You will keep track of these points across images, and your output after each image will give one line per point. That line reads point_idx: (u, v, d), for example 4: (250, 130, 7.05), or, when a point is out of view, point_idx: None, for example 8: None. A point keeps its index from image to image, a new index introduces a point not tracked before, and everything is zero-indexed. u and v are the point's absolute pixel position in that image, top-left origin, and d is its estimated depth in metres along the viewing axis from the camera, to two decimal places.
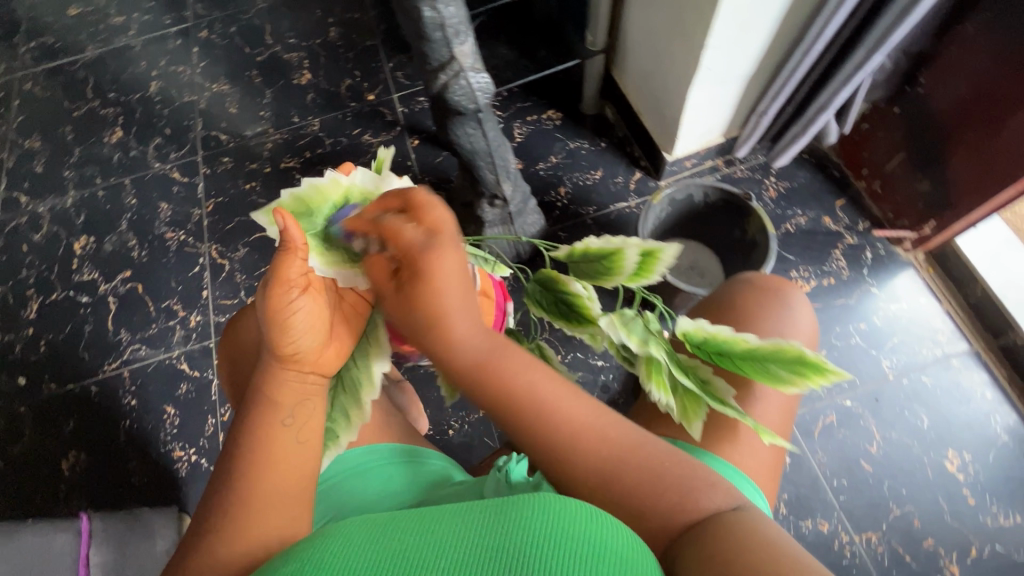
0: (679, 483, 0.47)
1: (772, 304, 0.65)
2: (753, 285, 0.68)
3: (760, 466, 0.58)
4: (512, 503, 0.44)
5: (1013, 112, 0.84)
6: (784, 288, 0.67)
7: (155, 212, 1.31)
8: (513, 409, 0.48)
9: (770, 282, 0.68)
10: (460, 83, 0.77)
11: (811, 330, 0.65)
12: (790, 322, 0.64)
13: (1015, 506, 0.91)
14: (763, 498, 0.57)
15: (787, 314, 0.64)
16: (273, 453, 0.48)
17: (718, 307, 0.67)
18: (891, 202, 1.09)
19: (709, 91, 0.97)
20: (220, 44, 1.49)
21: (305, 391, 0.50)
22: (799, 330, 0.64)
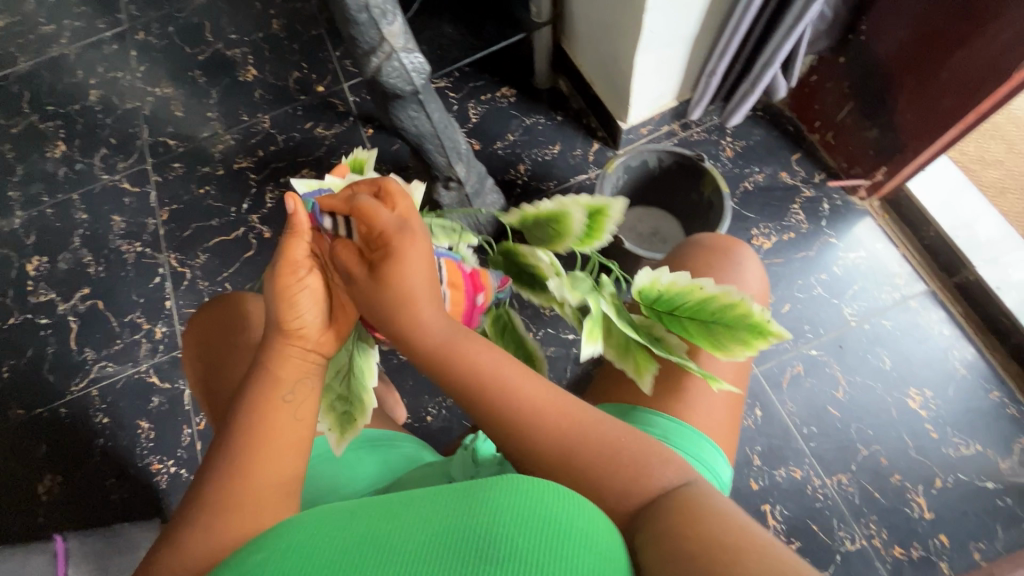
0: (634, 460, 0.46)
1: (723, 264, 0.66)
2: (704, 246, 0.68)
3: (717, 420, 0.59)
4: (481, 484, 0.42)
5: (951, 53, 0.84)
6: (734, 247, 0.67)
7: (108, 225, 1.28)
8: (474, 390, 0.46)
9: (720, 242, 0.68)
10: (393, 64, 0.76)
11: (760, 287, 0.67)
12: (740, 282, 0.65)
13: (974, 435, 0.95)
14: (722, 454, 0.59)
15: (738, 274, 0.65)
16: (259, 436, 0.46)
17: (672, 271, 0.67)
18: (844, 152, 1.10)
19: (656, 55, 0.97)
20: (159, 46, 1.44)
21: (306, 368, 0.48)
22: (749, 289, 0.65)
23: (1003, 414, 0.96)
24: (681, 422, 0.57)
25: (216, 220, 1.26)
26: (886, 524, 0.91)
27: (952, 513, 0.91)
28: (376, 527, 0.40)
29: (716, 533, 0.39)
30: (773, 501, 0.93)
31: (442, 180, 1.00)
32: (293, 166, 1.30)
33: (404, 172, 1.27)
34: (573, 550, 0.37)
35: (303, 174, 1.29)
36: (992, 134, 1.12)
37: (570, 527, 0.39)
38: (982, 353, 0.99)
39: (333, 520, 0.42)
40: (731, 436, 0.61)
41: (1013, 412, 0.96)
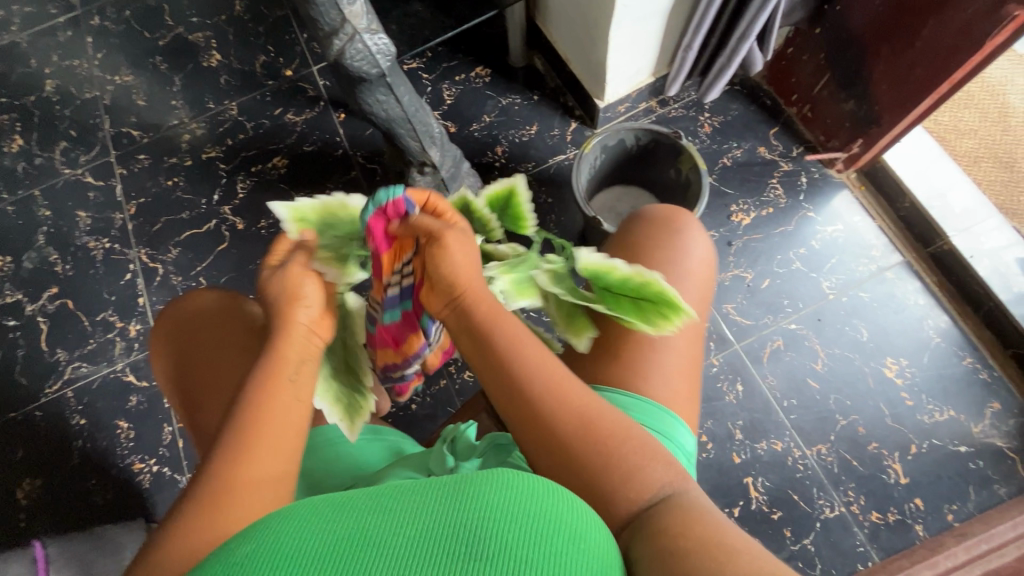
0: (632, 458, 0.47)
1: (672, 237, 0.65)
2: (654, 220, 0.67)
3: (677, 394, 0.60)
4: (473, 477, 0.41)
5: (925, 21, 0.84)
6: (684, 219, 0.67)
7: (73, 221, 1.23)
8: (495, 363, 0.48)
9: (670, 214, 0.67)
10: (356, 46, 0.73)
11: (706, 254, 0.66)
12: (682, 251, 0.64)
13: (948, 402, 0.97)
14: (686, 428, 0.59)
15: (682, 243, 0.65)
16: (261, 421, 0.44)
17: (627, 248, 0.66)
18: (821, 125, 1.10)
19: (631, 30, 0.95)
20: (117, 31, 1.37)
21: (307, 351, 0.48)
22: (693, 256, 0.64)
23: (975, 378, 0.98)
24: (637, 397, 0.57)
25: (186, 213, 1.22)
26: (864, 491, 0.93)
27: (927, 477, 0.93)
28: (367, 519, 0.39)
29: (715, 539, 0.40)
30: (755, 473, 0.95)
31: (416, 165, 0.97)
32: (264, 155, 1.26)
33: (379, 157, 1.24)
34: (564, 548, 0.37)
35: (275, 162, 1.25)
36: (965, 102, 1.13)
37: (560, 523, 0.39)
38: (954, 320, 1.01)
39: (322, 513, 0.40)
40: (691, 404, 0.61)
41: (984, 376, 0.98)
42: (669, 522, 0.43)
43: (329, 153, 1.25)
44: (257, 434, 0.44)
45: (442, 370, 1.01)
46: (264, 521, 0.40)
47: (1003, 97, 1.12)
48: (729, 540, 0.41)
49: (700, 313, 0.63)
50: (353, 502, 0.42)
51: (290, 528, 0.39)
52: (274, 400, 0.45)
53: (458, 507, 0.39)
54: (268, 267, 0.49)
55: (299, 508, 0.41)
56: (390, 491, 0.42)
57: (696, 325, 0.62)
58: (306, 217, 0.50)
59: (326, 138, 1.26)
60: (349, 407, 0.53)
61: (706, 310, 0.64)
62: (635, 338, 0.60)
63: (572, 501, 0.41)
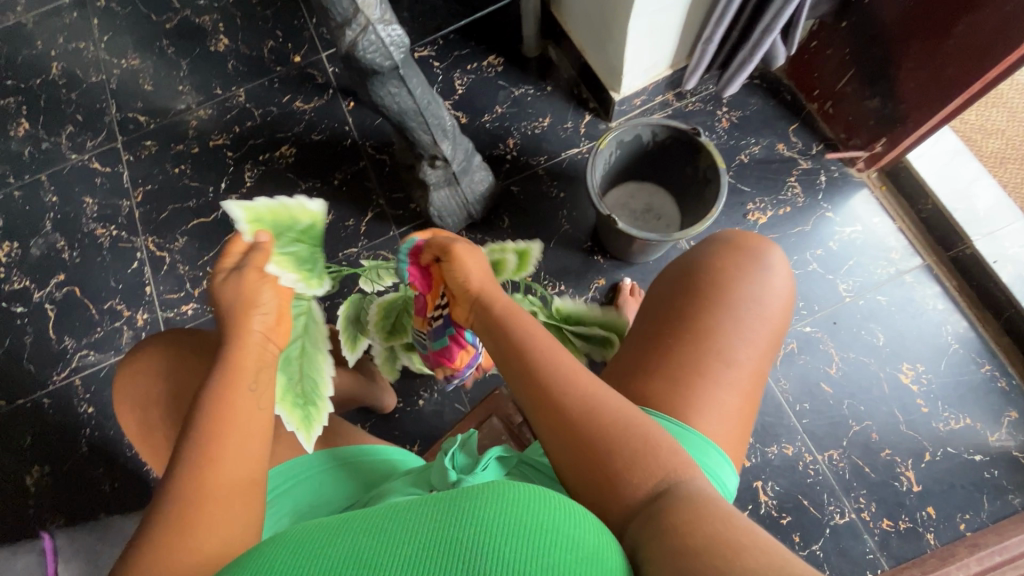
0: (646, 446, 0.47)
1: (749, 265, 0.62)
2: (731, 245, 0.64)
3: (730, 432, 0.56)
4: (467, 492, 0.40)
5: (959, 18, 0.81)
6: (763, 250, 0.64)
7: (80, 208, 1.22)
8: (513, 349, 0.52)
9: (749, 242, 0.64)
10: (369, 38, 0.71)
11: (787, 293, 0.62)
12: (767, 288, 0.61)
13: (965, 409, 0.95)
14: (732, 470, 0.55)
15: (764, 278, 0.62)
16: (220, 426, 0.43)
17: (696, 268, 0.63)
18: (843, 122, 1.07)
19: (651, 22, 0.92)
20: (123, 13, 1.35)
21: (263, 359, 0.49)
22: (773, 293, 0.61)
23: (993, 387, 0.96)
24: (688, 426, 0.54)
25: (193, 201, 1.21)
26: (875, 498, 0.92)
27: (940, 486, 0.92)
28: (362, 541, 0.38)
29: (721, 539, 0.39)
30: (765, 478, 0.94)
31: (427, 157, 0.97)
32: (272, 143, 1.24)
33: (389, 148, 1.22)
34: (566, 557, 0.36)
35: (282, 150, 1.23)
36: (993, 101, 1.09)
37: (557, 533, 0.38)
38: (974, 327, 0.99)
39: (319, 536, 0.39)
40: (739, 446, 0.57)
41: (1003, 385, 0.96)
42: (679, 521, 0.41)
43: (337, 142, 1.23)
44: (222, 439, 0.43)
45: None
46: (251, 552, 0.39)
47: None
48: (735, 537, 0.39)
49: (768, 356, 0.60)
50: (350, 523, 0.41)
51: (287, 559, 0.37)
52: (233, 404, 0.45)
53: (453, 525, 0.38)
54: (219, 275, 0.52)
55: (294, 535, 0.40)
56: (384, 511, 0.41)
57: (760, 363, 0.59)
58: (261, 218, 0.55)
59: (334, 127, 1.24)
60: (305, 417, 0.53)
61: (774, 349, 0.61)
62: (701, 371, 0.57)
63: (569, 509, 0.40)
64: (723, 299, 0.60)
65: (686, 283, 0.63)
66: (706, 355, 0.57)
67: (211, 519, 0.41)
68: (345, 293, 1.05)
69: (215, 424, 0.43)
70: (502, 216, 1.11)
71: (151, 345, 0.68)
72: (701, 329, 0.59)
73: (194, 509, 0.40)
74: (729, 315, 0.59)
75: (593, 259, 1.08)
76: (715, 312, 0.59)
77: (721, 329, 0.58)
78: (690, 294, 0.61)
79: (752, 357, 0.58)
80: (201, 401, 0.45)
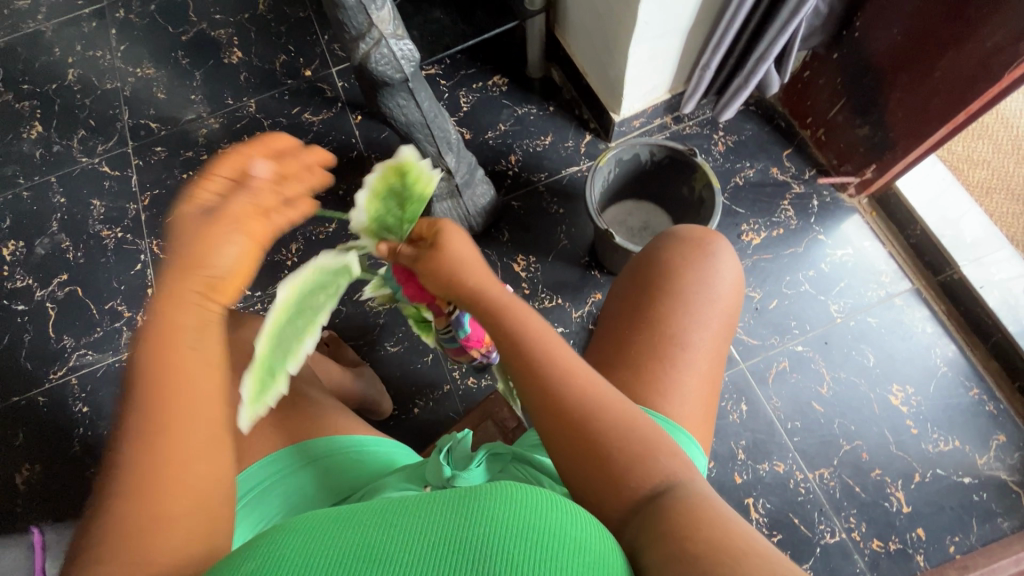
0: (646, 445, 0.47)
1: (695, 255, 0.64)
2: (681, 238, 0.66)
3: (696, 418, 0.57)
4: (475, 490, 0.40)
5: (945, 52, 0.84)
6: (709, 238, 0.65)
7: (88, 209, 1.24)
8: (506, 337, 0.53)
9: (696, 233, 0.66)
10: (381, 51, 0.74)
11: (735, 277, 0.64)
12: (713, 273, 0.63)
13: (954, 431, 0.96)
14: (700, 453, 0.56)
15: (711, 265, 0.63)
16: (168, 380, 0.42)
17: (650, 262, 0.65)
18: (835, 148, 1.11)
19: (651, 47, 0.95)
20: (141, 25, 1.39)
21: (202, 319, 0.44)
22: (721, 281, 0.63)
23: (981, 410, 0.97)
24: (662, 419, 0.54)
25: None
26: (866, 518, 0.93)
27: (931, 507, 0.93)
28: (369, 534, 0.38)
29: (714, 534, 0.39)
30: (756, 494, 0.94)
31: None
32: None
33: None
34: (569, 558, 0.36)
35: None
36: (979, 134, 1.13)
37: (563, 536, 0.37)
38: (962, 350, 1.01)
39: (325, 530, 0.39)
40: (704, 427, 0.58)
41: (990, 408, 0.98)
42: (676, 521, 0.41)
43: (343, 154, 1.26)
44: (171, 404, 0.41)
45: (447, 375, 1.01)
46: (258, 541, 0.39)
47: (1017, 129, 1.13)
48: (728, 534, 0.39)
49: (723, 338, 0.61)
50: (356, 517, 0.41)
51: (292, 548, 0.38)
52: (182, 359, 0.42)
53: (458, 522, 0.38)
54: (188, 202, 0.45)
55: (303, 525, 0.41)
56: (390, 507, 0.41)
57: (716, 344, 0.60)
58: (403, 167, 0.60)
59: (341, 140, 1.27)
60: (263, 388, 0.50)
61: (728, 333, 0.63)
62: (659, 355, 0.58)
63: (576, 516, 0.40)
64: (675, 289, 0.61)
65: (640, 278, 0.64)
66: (662, 343, 0.59)
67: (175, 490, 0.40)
68: (346, 299, 1.07)
69: (161, 384, 0.41)
70: (502, 229, 1.13)
71: None
72: (659, 317, 0.60)
73: (161, 479, 0.40)
74: (684, 304, 0.61)
75: (591, 273, 1.10)
76: (671, 302, 0.61)
77: (673, 315, 0.60)
78: (646, 287, 0.63)
79: (708, 341, 0.60)
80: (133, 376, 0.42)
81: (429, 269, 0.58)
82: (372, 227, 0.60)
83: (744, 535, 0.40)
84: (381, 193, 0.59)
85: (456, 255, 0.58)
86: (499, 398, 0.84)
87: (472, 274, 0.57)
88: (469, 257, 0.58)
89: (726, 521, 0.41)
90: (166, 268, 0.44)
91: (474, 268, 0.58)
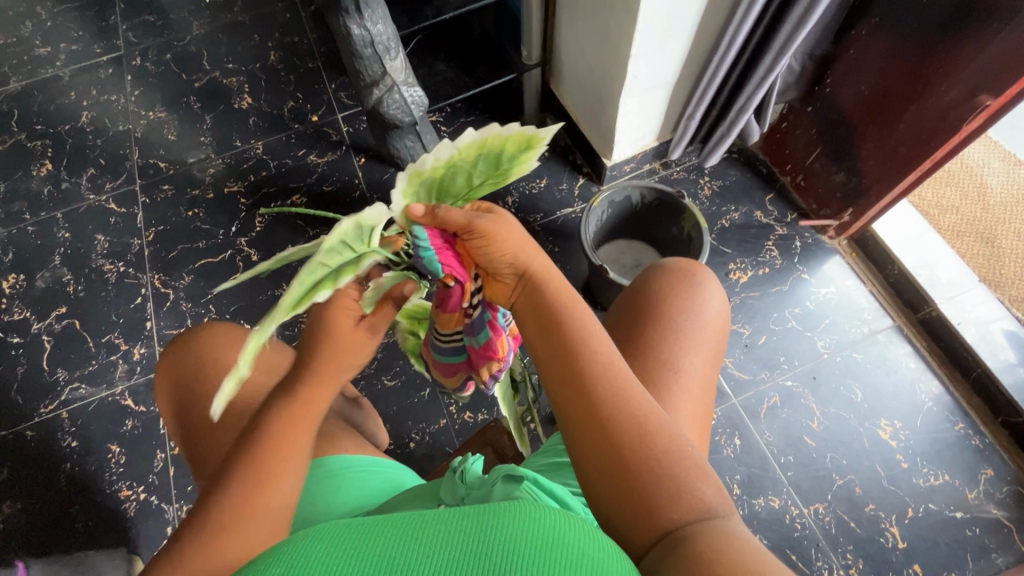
0: (681, 474, 0.43)
1: (683, 285, 0.67)
2: (669, 269, 0.69)
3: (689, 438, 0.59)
4: (492, 509, 0.40)
5: (908, 106, 0.92)
6: (695, 269, 0.69)
7: (91, 244, 1.26)
8: (558, 342, 0.49)
9: (683, 264, 0.70)
10: (393, 97, 0.84)
11: (721, 306, 0.68)
12: (701, 302, 0.66)
13: (943, 466, 0.98)
14: None
15: (698, 294, 0.67)
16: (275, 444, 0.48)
17: (643, 295, 0.67)
18: (814, 193, 1.17)
19: (640, 98, 1.03)
20: (155, 72, 1.47)
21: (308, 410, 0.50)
22: (709, 309, 0.66)
23: (968, 445, 1.00)
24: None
25: (203, 242, 1.26)
26: (862, 554, 0.93)
27: (925, 543, 0.93)
28: (389, 544, 0.38)
29: (746, 567, 0.36)
30: (754, 530, 0.94)
31: None
32: (284, 192, 1.31)
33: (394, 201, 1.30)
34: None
35: (293, 199, 1.30)
36: (946, 181, 1.21)
37: (581, 556, 0.36)
38: (946, 387, 1.04)
39: (346, 542, 0.39)
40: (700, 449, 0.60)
41: (977, 442, 1.00)
42: (707, 548, 0.38)
43: (346, 194, 1.31)
44: (273, 469, 0.47)
45: (443, 409, 1.02)
46: (283, 546, 0.40)
47: (981, 178, 1.21)
48: (759, 565, 0.37)
49: (712, 362, 0.64)
50: (380, 528, 0.40)
51: (318, 555, 0.38)
52: (287, 440, 0.48)
53: (475, 537, 0.37)
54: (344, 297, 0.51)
55: (327, 534, 0.41)
56: (412, 519, 0.41)
57: (707, 369, 0.63)
58: (506, 149, 0.43)
59: (344, 180, 1.32)
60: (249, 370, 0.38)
61: (719, 361, 0.66)
62: (654, 381, 0.60)
63: (596, 537, 0.39)
64: (667, 319, 0.64)
65: (634, 309, 0.67)
66: (657, 366, 0.61)
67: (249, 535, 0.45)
68: None
69: (269, 456, 0.47)
70: None
71: (172, 392, 0.68)
72: (651, 344, 0.63)
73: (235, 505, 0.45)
74: (673, 331, 0.64)
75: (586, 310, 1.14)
76: (664, 331, 0.63)
77: (664, 342, 0.63)
78: (644, 318, 0.65)
79: (699, 365, 0.63)
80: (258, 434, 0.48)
81: (487, 236, 0.48)
82: (438, 173, 0.45)
83: (776, 567, 0.37)
84: (483, 151, 0.43)
85: (518, 241, 0.50)
86: (499, 426, 0.84)
87: (534, 260, 0.51)
88: (523, 237, 0.51)
89: (755, 553, 0.38)
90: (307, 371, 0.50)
91: (534, 252, 0.51)
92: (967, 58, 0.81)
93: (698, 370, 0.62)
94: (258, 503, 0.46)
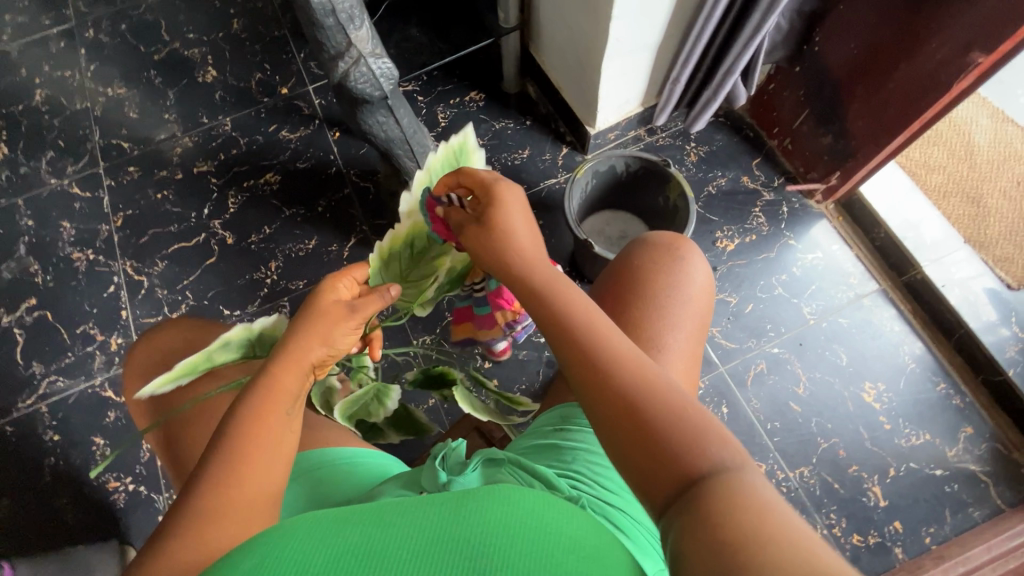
0: (683, 433, 0.38)
1: (666, 260, 0.66)
2: (650, 245, 0.68)
3: None
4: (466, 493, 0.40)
5: (897, 65, 0.89)
6: (678, 243, 0.68)
7: (57, 231, 1.21)
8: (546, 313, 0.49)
9: (666, 239, 0.68)
10: (360, 69, 0.85)
11: (706, 280, 0.66)
12: (685, 276, 0.65)
13: (924, 426, 1.00)
14: None
15: (682, 268, 0.65)
16: (243, 444, 0.44)
17: (626, 274, 0.66)
18: (801, 157, 1.15)
19: (622, 62, 0.99)
20: (111, 44, 1.38)
21: (269, 406, 0.46)
22: (693, 284, 0.65)
23: (949, 404, 1.01)
24: None
25: (174, 226, 1.21)
26: (845, 514, 0.96)
27: (905, 500, 0.96)
28: (364, 533, 0.37)
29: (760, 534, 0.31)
30: None
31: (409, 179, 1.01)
32: (256, 170, 1.26)
33: (372, 175, 1.25)
34: (559, 554, 0.34)
35: (267, 177, 1.25)
36: (934, 140, 1.19)
37: (558, 533, 0.36)
38: (929, 348, 1.05)
39: (323, 530, 0.38)
40: None
41: (957, 402, 1.02)
42: (713, 505, 0.34)
43: (322, 170, 1.26)
44: (240, 467, 0.44)
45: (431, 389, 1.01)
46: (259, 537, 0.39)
47: (969, 135, 1.19)
48: (769, 515, 0.32)
49: (698, 337, 0.63)
50: (356, 518, 0.40)
51: (296, 543, 0.37)
52: (258, 438, 0.45)
53: (447, 521, 0.37)
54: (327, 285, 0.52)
55: (304, 523, 0.40)
56: (389, 509, 0.40)
57: (691, 345, 0.62)
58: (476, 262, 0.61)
59: (319, 155, 1.27)
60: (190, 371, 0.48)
61: (704, 336, 0.65)
62: None
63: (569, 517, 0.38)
64: (649, 295, 0.63)
65: (615, 287, 0.65)
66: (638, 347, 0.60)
67: (227, 529, 0.42)
68: None
69: (238, 455, 0.44)
70: None
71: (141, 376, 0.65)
72: (636, 323, 0.61)
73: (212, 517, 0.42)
74: (656, 309, 0.62)
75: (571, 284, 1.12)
76: (646, 308, 0.62)
77: (646, 320, 0.61)
78: (626, 297, 0.64)
79: (683, 343, 0.61)
80: (223, 442, 0.45)
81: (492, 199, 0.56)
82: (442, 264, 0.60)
83: (789, 524, 0.32)
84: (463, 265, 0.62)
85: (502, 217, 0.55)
86: None
87: (517, 235, 0.56)
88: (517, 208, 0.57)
89: (779, 504, 0.34)
90: (272, 357, 0.48)
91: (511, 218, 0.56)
92: (957, 14, 0.78)
93: (683, 348, 0.61)
94: (229, 497, 0.43)
